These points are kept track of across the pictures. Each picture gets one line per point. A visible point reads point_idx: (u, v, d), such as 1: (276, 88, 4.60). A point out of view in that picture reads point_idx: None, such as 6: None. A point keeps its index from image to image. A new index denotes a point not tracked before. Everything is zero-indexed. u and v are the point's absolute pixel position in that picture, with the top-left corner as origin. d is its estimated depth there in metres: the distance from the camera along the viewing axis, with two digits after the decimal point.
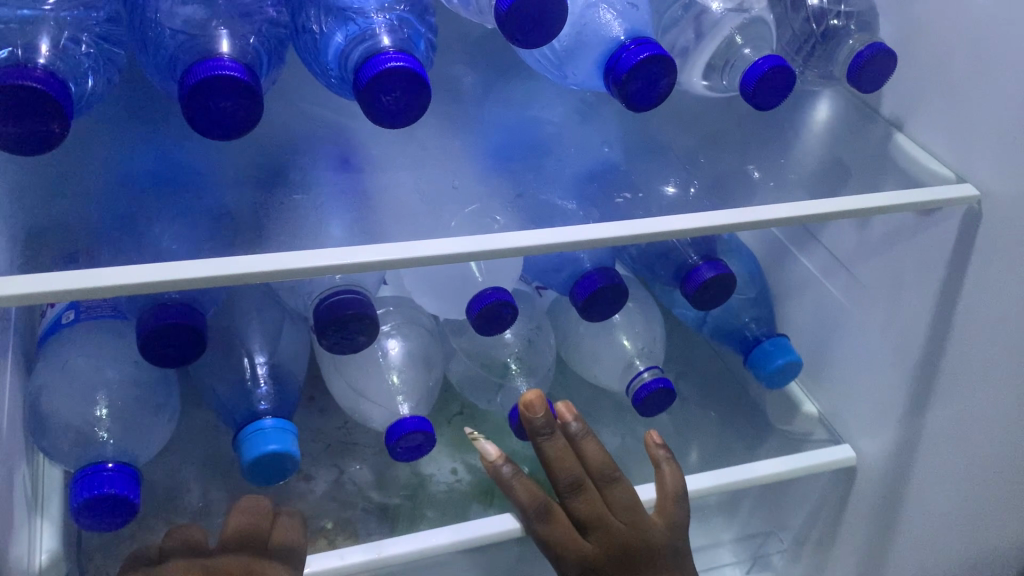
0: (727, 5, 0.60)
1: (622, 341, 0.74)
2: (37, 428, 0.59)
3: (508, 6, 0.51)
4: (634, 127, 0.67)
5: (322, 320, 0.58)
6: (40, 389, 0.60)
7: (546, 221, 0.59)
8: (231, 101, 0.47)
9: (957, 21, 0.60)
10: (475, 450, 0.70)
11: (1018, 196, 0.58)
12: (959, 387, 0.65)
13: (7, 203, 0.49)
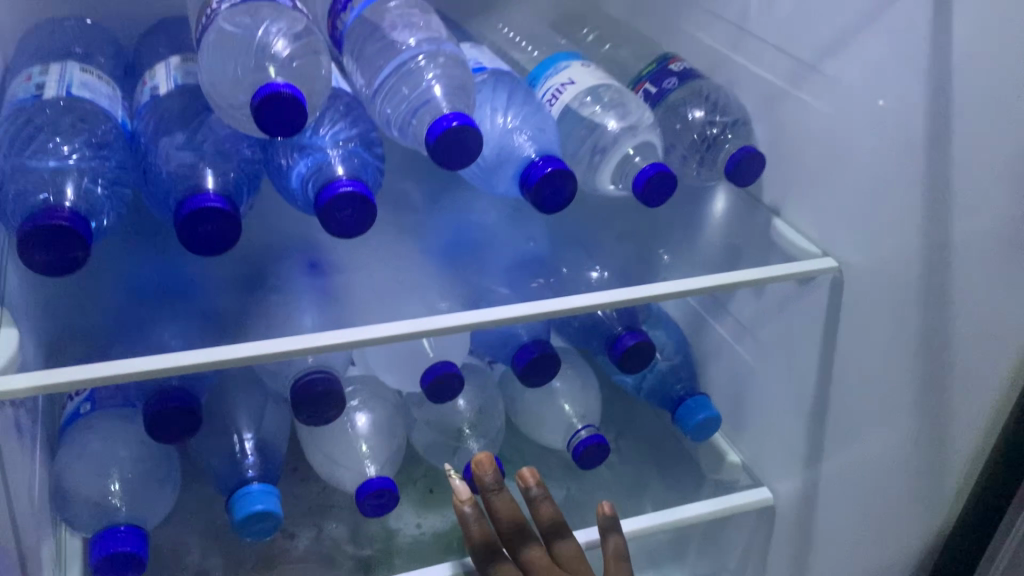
0: (620, 124, 0.75)
1: (564, 407, 0.85)
2: (59, 501, 0.70)
3: (434, 137, 0.64)
4: (559, 224, 0.81)
5: (297, 396, 0.71)
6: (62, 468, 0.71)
7: (478, 303, 0.71)
8: (215, 225, 0.60)
9: (810, 126, 0.75)
10: (437, 506, 0.81)
11: (866, 263, 0.71)
12: (844, 427, 0.77)
13: (40, 313, 0.62)
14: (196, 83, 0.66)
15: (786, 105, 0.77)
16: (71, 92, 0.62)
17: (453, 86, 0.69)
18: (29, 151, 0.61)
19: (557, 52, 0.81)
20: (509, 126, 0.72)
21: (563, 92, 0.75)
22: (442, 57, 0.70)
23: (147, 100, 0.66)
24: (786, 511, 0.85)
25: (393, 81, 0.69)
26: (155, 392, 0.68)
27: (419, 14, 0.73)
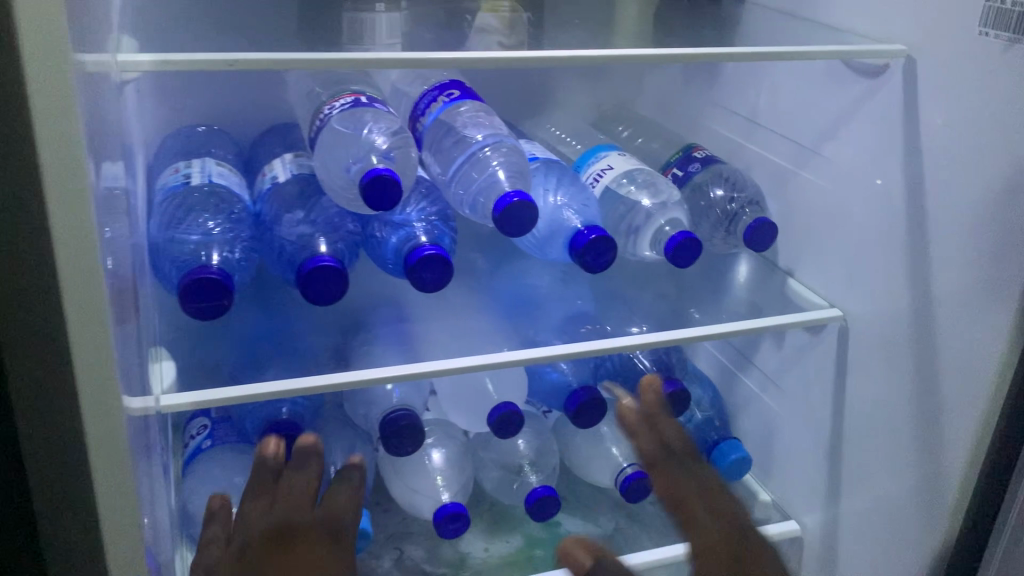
0: (653, 202, 0.90)
1: (610, 449, 0.97)
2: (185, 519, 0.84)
3: (499, 210, 0.79)
4: (603, 288, 0.95)
5: (383, 431, 0.84)
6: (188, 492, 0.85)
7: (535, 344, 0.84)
8: (330, 281, 0.75)
9: (814, 200, 0.89)
10: (501, 534, 0.93)
11: (866, 311, 0.84)
12: (857, 457, 0.87)
13: (185, 353, 0.77)
14: (309, 173, 0.82)
15: (794, 183, 0.92)
16: (211, 180, 0.79)
17: (513, 170, 0.85)
18: (181, 226, 0.77)
19: (595, 147, 0.98)
20: (559, 204, 0.88)
21: (603, 176, 0.91)
22: (504, 147, 0.86)
23: (268, 188, 0.82)
24: (812, 541, 0.95)
25: (465, 168, 0.85)
26: (270, 423, 0.83)
27: (485, 115, 0.88)
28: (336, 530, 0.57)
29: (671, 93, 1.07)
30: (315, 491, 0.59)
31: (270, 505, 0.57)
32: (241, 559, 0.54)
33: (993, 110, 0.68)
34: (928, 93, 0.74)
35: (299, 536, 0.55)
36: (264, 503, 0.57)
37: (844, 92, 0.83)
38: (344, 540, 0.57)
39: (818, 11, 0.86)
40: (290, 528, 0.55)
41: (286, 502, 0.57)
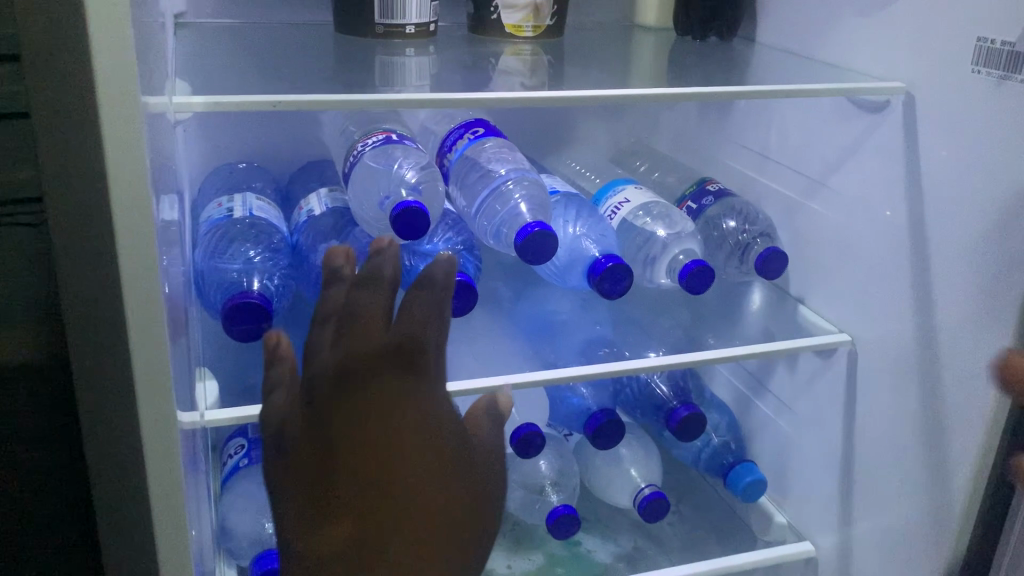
0: (667, 232, 0.95)
1: (629, 471, 1.01)
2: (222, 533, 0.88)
3: (520, 239, 0.84)
4: (621, 315, 0.99)
5: None
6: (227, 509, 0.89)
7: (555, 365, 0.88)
8: None
9: (823, 230, 0.93)
10: (522, 552, 0.96)
11: (874, 335, 0.87)
12: (867, 478, 0.90)
13: (225, 374, 0.82)
14: (343, 207, 0.88)
15: (804, 215, 0.96)
16: (252, 213, 0.84)
17: (534, 203, 0.91)
18: (224, 255, 0.82)
19: (612, 181, 1.03)
20: (578, 234, 0.93)
21: (620, 208, 0.95)
22: (526, 180, 0.92)
23: (304, 221, 0.88)
24: (827, 562, 0.97)
25: (488, 201, 0.90)
26: None
27: (507, 151, 0.95)
28: (419, 351, 0.49)
29: (686, 129, 1.12)
30: (391, 309, 0.50)
31: (331, 340, 0.46)
32: (303, 405, 0.45)
33: (987, 140, 0.72)
34: (926, 126, 0.79)
35: (366, 369, 0.46)
36: (329, 331, 0.47)
37: (848, 127, 0.88)
38: (429, 362, 0.50)
39: (823, 51, 0.91)
40: (358, 364, 0.46)
41: (346, 329, 0.47)
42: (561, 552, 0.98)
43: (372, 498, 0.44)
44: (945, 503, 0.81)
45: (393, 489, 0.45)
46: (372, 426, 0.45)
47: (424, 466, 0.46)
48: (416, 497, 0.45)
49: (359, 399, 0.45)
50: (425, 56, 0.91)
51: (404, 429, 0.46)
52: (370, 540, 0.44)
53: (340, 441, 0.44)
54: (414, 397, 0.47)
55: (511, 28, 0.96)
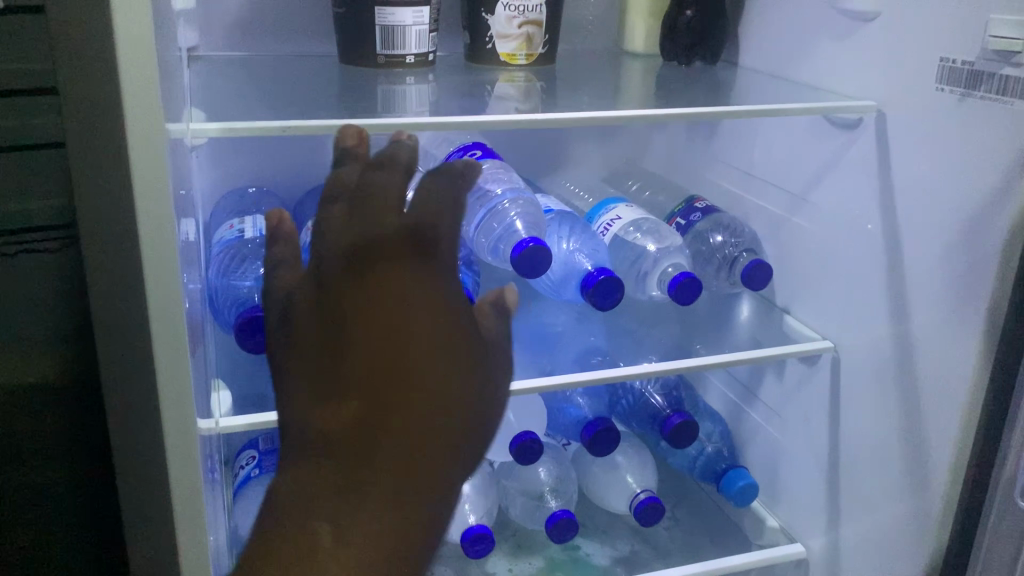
0: (656, 246, 1.00)
1: (625, 477, 1.05)
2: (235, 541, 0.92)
3: (516, 254, 0.89)
4: (615, 327, 1.03)
5: None
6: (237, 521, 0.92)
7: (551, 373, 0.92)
8: None
9: (805, 242, 0.98)
10: (523, 556, 1.00)
11: (854, 341, 0.92)
12: (852, 479, 0.94)
13: (238, 384, 0.86)
14: None
15: (787, 228, 1.01)
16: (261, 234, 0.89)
17: (529, 221, 0.96)
18: (235, 274, 0.87)
19: (605, 199, 1.07)
20: (572, 250, 0.98)
21: (612, 225, 0.99)
22: (521, 200, 0.98)
23: None
24: (817, 562, 1.00)
25: (486, 219, 0.95)
26: None
27: (503, 172, 1.00)
28: (431, 236, 0.59)
29: (676, 149, 1.17)
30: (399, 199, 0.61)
31: (344, 224, 0.57)
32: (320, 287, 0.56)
33: (949, 152, 0.77)
34: (895, 140, 0.83)
35: (377, 249, 0.56)
36: (340, 209, 0.58)
37: (825, 144, 0.92)
38: (439, 248, 0.60)
39: (800, 74, 0.96)
40: (371, 243, 0.56)
41: (359, 216, 0.57)
42: (560, 556, 1.02)
43: (380, 356, 0.52)
44: (923, 500, 0.84)
45: (399, 348, 0.52)
46: (375, 298, 0.54)
47: (429, 334, 0.53)
48: (411, 363, 0.52)
49: (369, 274, 0.55)
50: (425, 84, 0.96)
51: (406, 299, 0.54)
52: (376, 390, 0.50)
53: (351, 305, 0.54)
54: (420, 282, 0.57)
55: (506, 56, 1.01)
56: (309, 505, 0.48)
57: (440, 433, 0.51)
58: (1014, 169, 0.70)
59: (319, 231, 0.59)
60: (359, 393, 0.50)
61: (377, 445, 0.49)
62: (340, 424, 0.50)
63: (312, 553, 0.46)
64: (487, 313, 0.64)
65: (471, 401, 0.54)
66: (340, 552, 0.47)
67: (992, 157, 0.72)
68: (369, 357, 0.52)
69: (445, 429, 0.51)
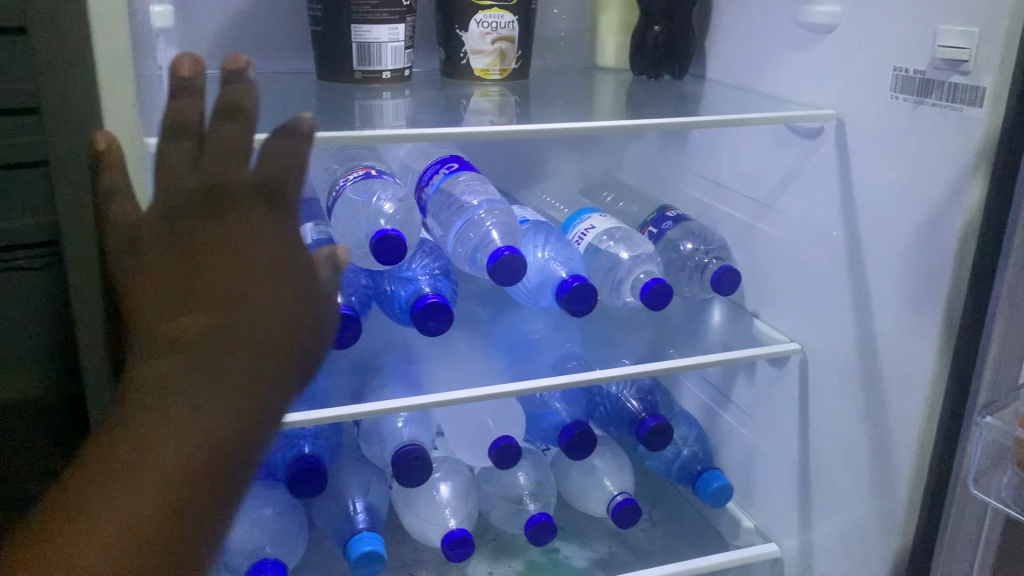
0: (630, 254, 1.02)
1: (603, 480, 1.07)
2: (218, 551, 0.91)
3: (491, 262, 0.91)
4: (590, 333, 1.06)
5: (395, 463, 0.93)
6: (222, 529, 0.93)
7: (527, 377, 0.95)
8: (346, 329, 0.87)
9: (772, 247, 1.01)
10: (504, 559, 1.02)
11: (820, 342, 0.94)
12: (821, 477, 0.96)
13: None
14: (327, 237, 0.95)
15: (755, 235, 1.04)
16: None
17: (505, 230, 0.98)
18: None
19: (581, 209, 1.10)
20: (546, 258, 1.00)
21: (586, 234, 1.02)
22: (496, 211, 0.99)
23: None
24: (791, 560, 1.02)
25: (462, 229, 0.97)
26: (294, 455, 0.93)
27: (479, 184, 1.02)
28: (275, 191, 0.60)
29: (649, 160, 1.20)
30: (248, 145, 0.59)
31: (192, 167, 0.58)
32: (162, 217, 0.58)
33: (904, 155, 0.80)
34: (854, 146, 0.86)
35: (228, 195, 0.58)
36: (185, 149, 0.58)
37: (789, 152, 0.96)
38: (286, 197, 0.61)
39: (764, 85, 0.99)
40: (224, 189, 0.58)
41: (206, 159, 0.58)
42: (540, 559, 1.03)
43: (222, 282, 0.57)
44: (887, 494, 0.86)
45: (242, 282, 0.58)
46: (223, 241, 0.58)
47: (266, 283, 0.59)
48: (251, 300, 0.58)
49: (219, 214, 0.58)
50: (401, 99, 0.99)
51: (248, 242, 0.58)
52: (221, 318, 0.56)
53: (199, 237, 0.57)
54: (266, 227, 0.59)
55: (480, 71, 1.04)
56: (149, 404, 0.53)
57: (264, 362, 0.57)
58: (961, 172, 0.73)
59: (159, 152, 0.59)
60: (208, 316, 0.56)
61: (217, 361, 0.55)
62: (180, 337, 0.56)
63: (148, 442, 0.51)
64: (326, 266, 0.67)
65: (302, 343, 0.61)
66: (170, 444, 0.51)
67: (942, 161, 0.75)
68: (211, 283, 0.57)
69: (269, 361, 0.58)
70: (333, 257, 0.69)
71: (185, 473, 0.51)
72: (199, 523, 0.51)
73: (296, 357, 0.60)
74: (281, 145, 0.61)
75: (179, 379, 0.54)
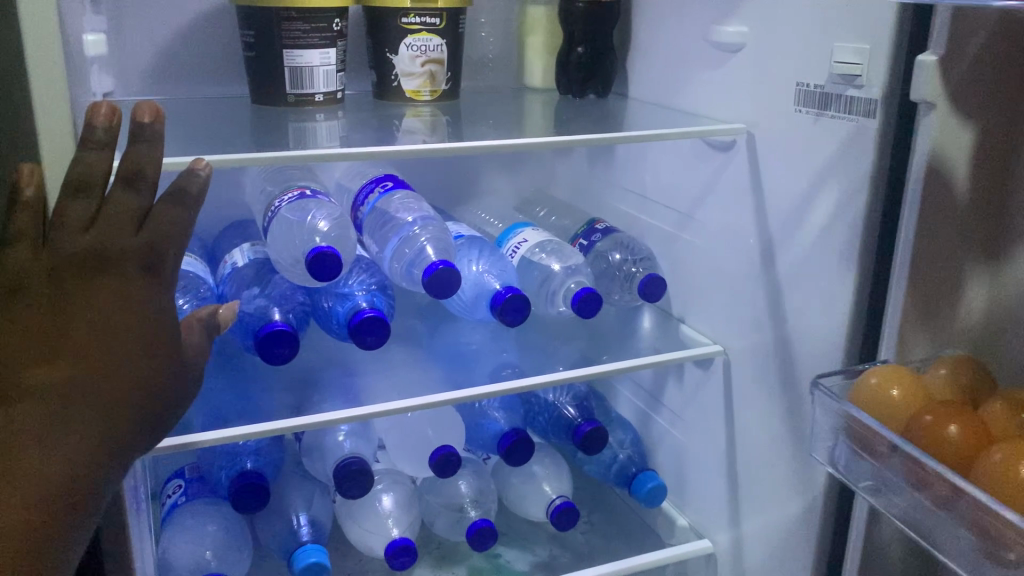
0: (561, 265, 1.06)
1: (542, 485, 1.10)
2: (163, 569, 0.92)
3: (427, 277, 0.94)
4: (525, 343, 1.10)
5: (337, 475, 0.95)
6: (165, 547, 0.93)
7: (463, 385, 0.98)
8: (285, 345, 0.89)
9: (695, 255, 1.06)
10: (447, 566, 1.05)
11: (741, 343, 0.99)
12: (747, 472, 1.01)
13: None
14: (265, 257, 0.97)
15: (678, 244, 1.09)
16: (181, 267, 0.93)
17: (439, 246, 1.01)
18: None
19: (514, 224, 1.14)
20: (480, 272, 1.04)
21: (520, 247, 1.07)
22: (430, 227, 1.02)
23: (229, 271, 0.97)
24: (723, 555, 1.07)
25: (398, 245, 1.00)
26: (239, 472, 0.94)
27: (414, 202, 1.05)
28: (159, 260, 0.62)
29: (579, 176, 1.24)
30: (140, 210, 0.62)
31: (85, 230, 0.60)
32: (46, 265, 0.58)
33: (807, 163, 0.85)
34: (764, 156, 0.92)
35: (114, 257, 0.60)
36: (86, 209, 0.60)
37: (706, 164, 1.01)
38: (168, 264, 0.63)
39: (682, 101, 1.04)
40: (104, 258, 0.60)
41: (97, 225, 0.60)
42: (483, 564, 1.06)
43: (92, 343, 0.58)
44: (806, 483, 0.91)
45: (112, 344, 0.58)
46: (104, 303, 0.58)
47: (131, 348, 0.59)
48: (125, 366, 0.59)
49: (92, 283, 0.59)
50: (334, 120, 1.01)
51: (122, 307, 0.59)
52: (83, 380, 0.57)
53: (75, 296, 0.58)
54: (147, 296, 0.61)
55: (412, 92, 1.07)
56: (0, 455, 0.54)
57: (128, 428, 0.59)
58: (856, 178, 0.79)
59: (57, 209, 0.60)
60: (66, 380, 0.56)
61: (59, 422, 0.56)
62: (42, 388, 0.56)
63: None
64: (194, 331, 0.68)
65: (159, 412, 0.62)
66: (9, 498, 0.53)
67: (839, 168, 0.81)
68: (86, 346, 0.57)
69: (121, 425, 0.58)
70: (214, 321, 0.71)
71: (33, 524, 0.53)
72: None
73: (150, 423, 0.61)
74: (173, 213, 0.63)
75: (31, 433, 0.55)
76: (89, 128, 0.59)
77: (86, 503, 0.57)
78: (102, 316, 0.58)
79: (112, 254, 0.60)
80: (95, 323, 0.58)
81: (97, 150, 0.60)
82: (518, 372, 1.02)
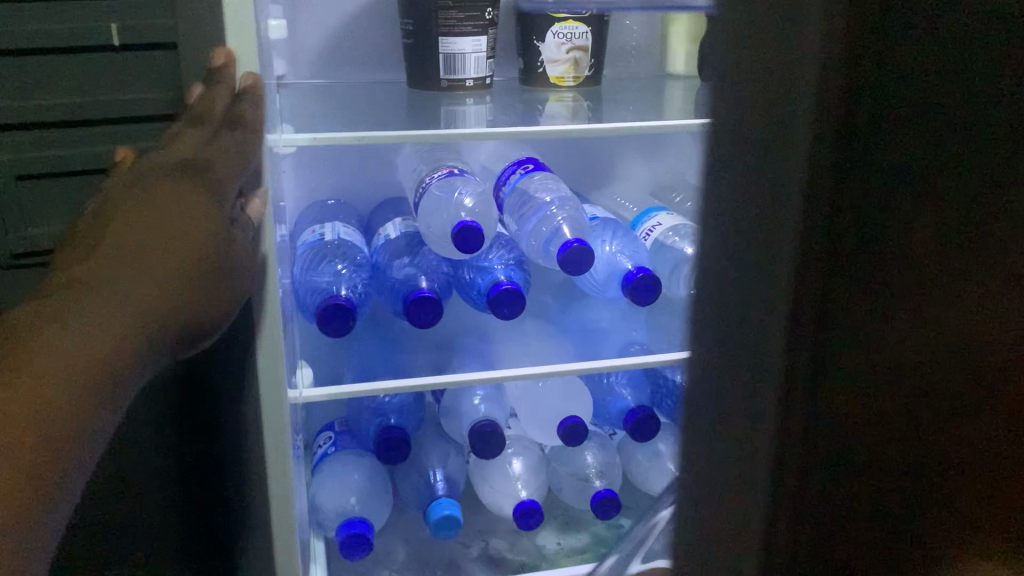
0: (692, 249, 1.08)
1: (666, 463, 1.13)
2: (313, 509, 1.01)
3: (563, 254, 0.99)
4: (655, 322, 1.13)
5: (472, 437, 1.01)
6: (315, 490, 1.01)
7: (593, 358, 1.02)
8: (430, 310, 0.96)
9: None
10: (572, 532, 1.10)
11: None
12: None
13: (320, 364, 0.99)
14: (414, 229, 1.05)
15: None
16: (339, 236, 1.01)
17: (574, 225, 1.05)
18: (317, 269, 0.99)
19: (651, 208, 1.17)
20: (613, 252, 1.09)
21: (653, 230, 1.09)
22: (567, 207, 1.07)
23: (382, 242, 1.04)
24: None
25: (536, 224, 1.05)
26: (383, 427, 1.02)
27: (553, 182, 1.10)
28: (211, 174, 0.68)
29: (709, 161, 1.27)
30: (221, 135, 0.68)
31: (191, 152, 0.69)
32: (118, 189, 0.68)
33: None
34: None
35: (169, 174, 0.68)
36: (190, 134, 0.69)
37: None
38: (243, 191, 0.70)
39: None
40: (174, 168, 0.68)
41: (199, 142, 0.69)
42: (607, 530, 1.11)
43: (137, 235, 0.64)
44: None
45: (155, 235, 0.64)
46: (149, 205, 0.66)
47: (183, 245, 0.65)
48: (167, 255, 0.64)
49: (148, 191, 0.67)
50: (482, 104, 1.08)
51: (168, 209, 0.66)
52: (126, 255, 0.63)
53: (135, 199, 0.66)
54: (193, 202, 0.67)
55: (555, 79, 1.13)
56: (46, 314, 0.58)
57: (170, 311, 0.64)
58: None
59: (178, 141, 0.70)
60: (124, 267, 0.62)
61: (103, 294, 0.60)
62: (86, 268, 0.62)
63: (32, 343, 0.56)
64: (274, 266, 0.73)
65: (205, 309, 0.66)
66: (56, 345, 0.56)
67: None
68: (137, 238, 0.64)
69: (164, 311, 0.63)
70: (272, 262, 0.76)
71: (75, 375, 0.56)
72: (52, 437, 0.54)
73: (190, 311, 0.65)
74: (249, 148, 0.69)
75: (75, 299, 0.59)
76: (211, 99, 0.67)
77: (124, 375, 0.60)
78: (144, 215, 0.65)
79: (204, 159, 0.68)
80: (145, 217, 0.65)
81: (207, 103, 0.67)
82: (648, 349, 1.06)
